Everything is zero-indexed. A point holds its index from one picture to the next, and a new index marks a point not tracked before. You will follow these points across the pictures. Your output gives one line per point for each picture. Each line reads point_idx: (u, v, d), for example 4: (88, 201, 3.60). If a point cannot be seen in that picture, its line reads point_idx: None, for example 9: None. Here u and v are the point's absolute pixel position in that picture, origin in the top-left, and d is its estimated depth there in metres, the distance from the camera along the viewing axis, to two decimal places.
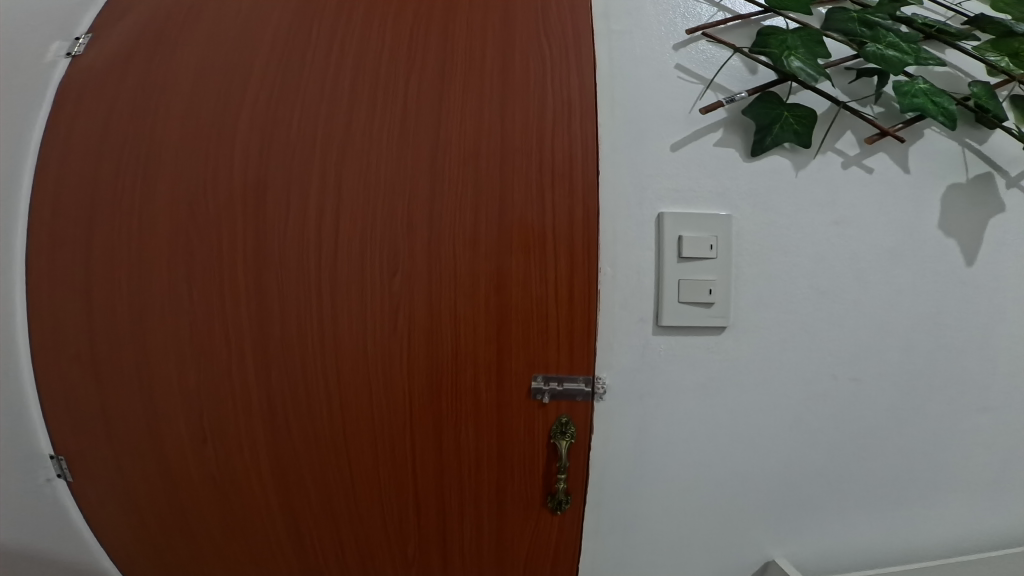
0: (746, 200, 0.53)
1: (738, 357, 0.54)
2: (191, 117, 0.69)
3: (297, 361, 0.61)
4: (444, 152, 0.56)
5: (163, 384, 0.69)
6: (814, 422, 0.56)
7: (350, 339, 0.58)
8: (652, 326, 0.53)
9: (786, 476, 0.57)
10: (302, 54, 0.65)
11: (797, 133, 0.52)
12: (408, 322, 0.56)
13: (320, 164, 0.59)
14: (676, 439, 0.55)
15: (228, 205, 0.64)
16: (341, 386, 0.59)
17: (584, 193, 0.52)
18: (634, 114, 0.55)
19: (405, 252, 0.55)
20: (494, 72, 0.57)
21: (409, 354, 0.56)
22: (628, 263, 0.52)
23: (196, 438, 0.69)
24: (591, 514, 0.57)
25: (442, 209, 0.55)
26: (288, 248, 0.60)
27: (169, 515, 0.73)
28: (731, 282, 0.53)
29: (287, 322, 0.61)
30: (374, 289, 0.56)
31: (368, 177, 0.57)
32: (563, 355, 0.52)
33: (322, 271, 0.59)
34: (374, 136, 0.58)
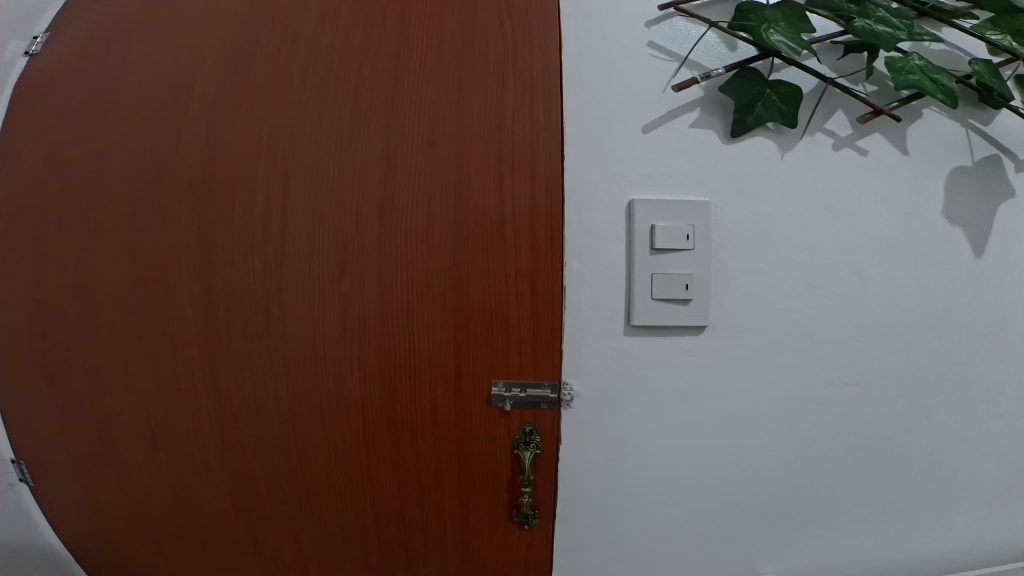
0: (727, 186, 0.48)
1: (720, 360, 0.49)
2: (130, 103, 0.63)
3: (242, 368, 0.56)
4: (396, 140, 0.51)
5: (94, 398, 0.63)
6: (806, 431, 0.51)
7: (299, 341, 0.53)
8: (623, 326, 0.48)
9: (777, 490, 0.51)
10: (250, 35, 0.60)
11: (782, 112, 0.47)
12: (359, 322, 0.51)
13: (267, 156, 0.55)
14: (653, 448, 0.50)
15: (170, 199, 0.59)
16: (289, 393, 0.54)
17: (547, 180, 0.48)
18: (603, 95, 0.50)
19: (354, 248, 0.51)
20: (452, 53, 0.53)
21: (360, 356, 0.51)
22: (596, 256, 0.48)
23: (132, 459, 0.62)
24: (563, 530, 0.52)
25: (394, 202, 0.50)
26: (234, 246, 0.55)
27: (115, 534, 0.67)
28: (711, 277, 0.48)
29: (232, 326, 0.56)
30: (322, 289, 0.52)
31: (317, 169, 0.53)
32: (525, 358, 0.48)
33: (269, 270, 0.54)
34: (325, 124, 0.54)
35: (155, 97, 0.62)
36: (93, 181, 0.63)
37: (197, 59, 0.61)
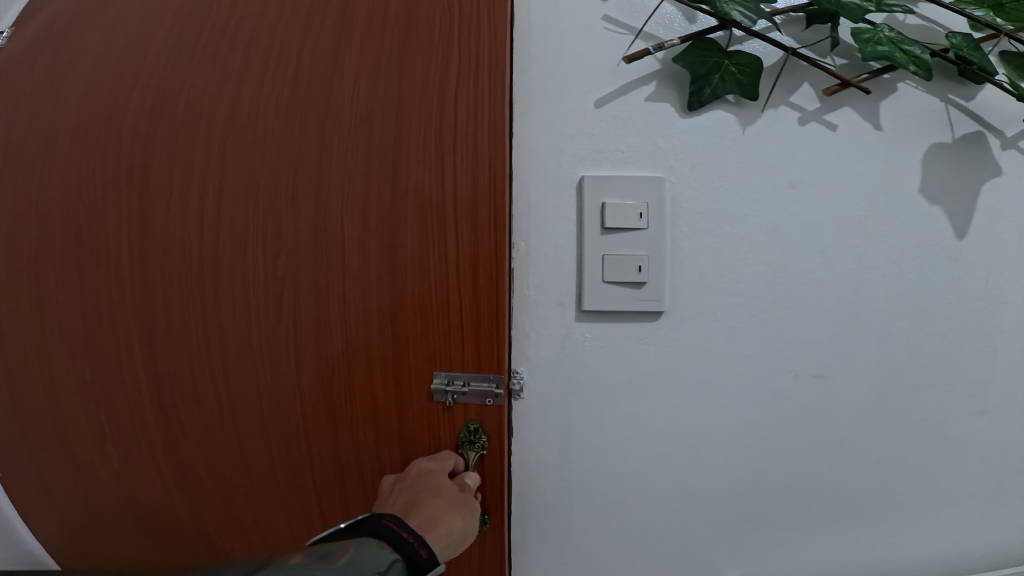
0: (681, 160, 0.47)
1: (678, 348, 0.46)
2: (62, 81, 0.60)
3: (181, 358, 0.54)
4: (334, 119, 0.49)
5: (32, 391, 0.60)
6: (772, 426, 0.48)
7: (235, 327, 0.51)
8: (574, 311, 0.45)
9: (741, 488, 0.48)
10: (190, 13, 0.57)
11: (740, 83, 0.45)
12: (294, 308, 0.49)
13: (206, 137, 0.53)
14: (607, 441, 0.47)
15: (109, 183, 0.56)
16: (227, 382, 0.52)
17: (490, 150, 0.45)
18: (554, 70, 0.48)
19: (288, 231, 0.49)
20: (393, 24, 0.50)
21: (296, 343, 0.49)
22: (545, 236, 0.45)
23: (72, 452, 0.60)
24: (516, 531, 0.48)
25: (331, 182, 0.48)
26: (173, 231, 0.53)
27: (46, 534, 0.63)
28: (667, 258, 0.45)
29: (171, 313, 0.54)
30: (255, 273, 0.50)
31: (253, 150, 0.51)
32: (465, 343, 0.45)
33: (205, 255, 0.52)
34: (261, 106, 0.52)
35: (94, 76, 0.59)
36: (26, 164, 0.59)
37: (137, 37, 0.59)
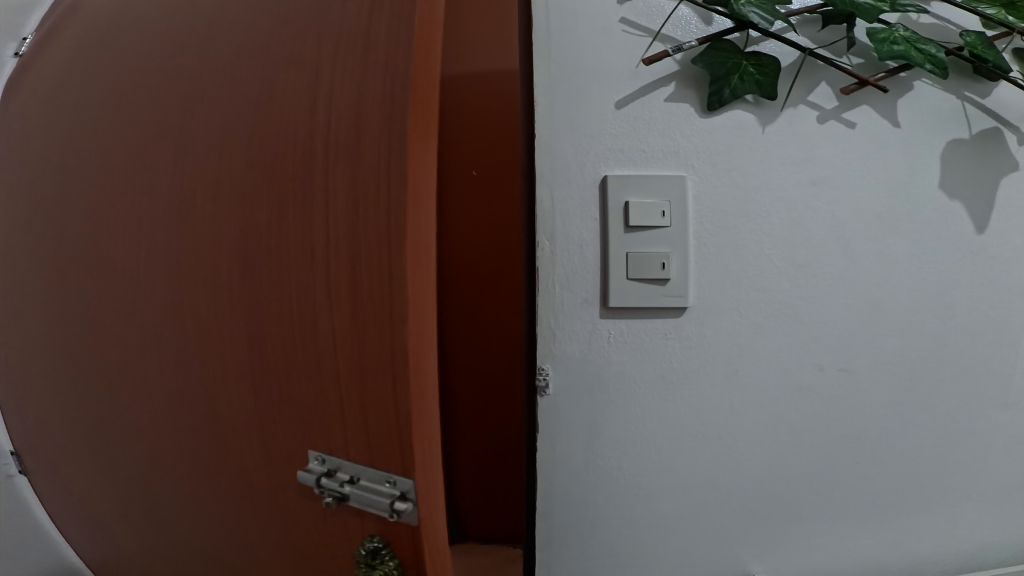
0: (703, 159, 0.47)
1: (703, 344, 0.46)
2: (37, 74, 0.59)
3: (104, 358, 0.51)
4: (238, 100, 0.39)
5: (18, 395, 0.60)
6: (796, 420, 0.48)
7: (123, 322, 0.48)
8: (598, 308, 0.46)
9: (765, 481, 0.49)
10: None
11: (759, 83, 0.47)
12: (164, 305, 0.44)
13: (125, 119, 0.47)
14: (630, 437, 0.47)
15: (57, 180, 0.52)
16: (123, 379, 0.50)
17: (369, 118, 0.33)
18: (571, 71, 0.49)
19: (187, 242, 0.42)
20: None
21: (166, 343, 0.45)
22: (568, 235, 0.46)
23: (66, 456, 0.60)
24: (542, 526, 0.49)
25: (200, 165, 0.41)
26: (81, 222, 0.50)
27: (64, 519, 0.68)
28: (690, 254, 0.46)
29: (95, 314, 0.50)
30: (132, 264, 0.46)
31: (138, 122, 0.46)
32: (339, 372, 0.35)
33: (127, 262, 0.47)
34: (153, 68, 0.46)
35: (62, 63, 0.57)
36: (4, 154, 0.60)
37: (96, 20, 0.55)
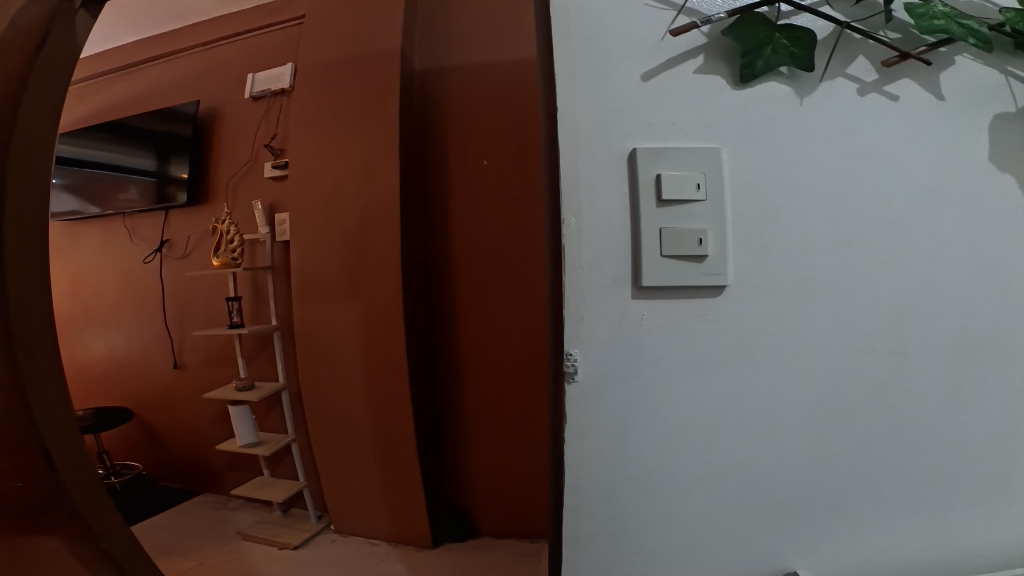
0: (737, 132, 0.45)
1: (743, 325, 0.44)
2: None
3: None
4: None
5: None
6: (836, 406, 0.46)
7: None
8: (630, 289, 0.43)
9: (805, 470, 0.46)
10: None
11: (794, 55, 0.45)
12: None
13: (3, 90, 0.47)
14: (662, 426, 0.45)
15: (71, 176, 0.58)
16: None
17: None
18: (591, 45, 0.47)
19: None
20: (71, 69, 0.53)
21: None
22: (595, 212, 0.43)
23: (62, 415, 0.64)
24: (568, 521, 0.46)
25: None
26: None
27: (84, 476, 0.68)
28: (728, 230, 0.43)
29: None
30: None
31: None
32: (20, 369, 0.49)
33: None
34: None
35: None
36: None
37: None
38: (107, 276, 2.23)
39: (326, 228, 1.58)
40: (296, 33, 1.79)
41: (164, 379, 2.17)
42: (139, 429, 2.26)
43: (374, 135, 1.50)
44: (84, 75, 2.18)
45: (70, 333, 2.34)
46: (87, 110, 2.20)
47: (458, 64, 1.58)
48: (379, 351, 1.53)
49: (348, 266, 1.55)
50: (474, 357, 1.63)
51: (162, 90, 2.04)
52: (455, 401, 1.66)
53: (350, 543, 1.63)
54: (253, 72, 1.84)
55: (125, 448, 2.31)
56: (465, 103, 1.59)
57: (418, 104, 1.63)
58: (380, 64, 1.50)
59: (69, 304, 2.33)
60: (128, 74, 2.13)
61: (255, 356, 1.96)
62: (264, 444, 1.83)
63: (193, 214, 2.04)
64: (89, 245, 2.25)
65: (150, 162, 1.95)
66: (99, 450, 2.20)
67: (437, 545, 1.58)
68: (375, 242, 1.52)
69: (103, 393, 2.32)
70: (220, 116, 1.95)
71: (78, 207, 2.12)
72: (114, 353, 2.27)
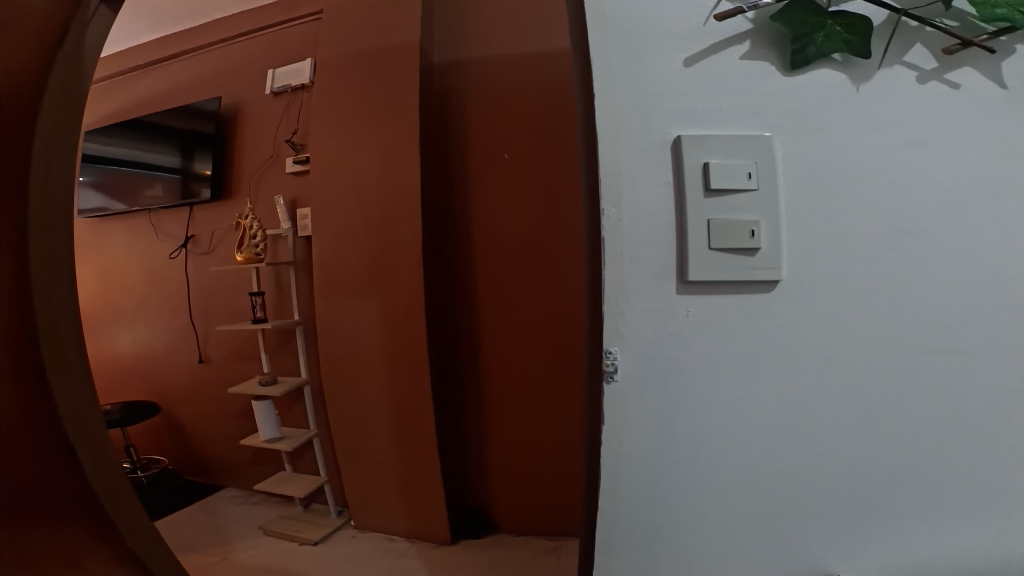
0: (788, 119, 0.42)
1: (796, 322, 0.42)
2: None
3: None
4: None
5: None
6: (892, 408, 0.43)
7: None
8: (674, 284, 0.41)
9: (857, 474, 0.44)
10: None
11: (848, 42, 0.42)
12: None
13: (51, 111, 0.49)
14: (706, 428, 0.43)
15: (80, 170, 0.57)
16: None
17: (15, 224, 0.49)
18: (631, 30, 0.44)
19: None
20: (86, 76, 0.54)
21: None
22: (637, 203, 0.41)
23: None
24: (603, 524, 0.44)
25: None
26: None
27: None
28: (781, 223, 0.41)
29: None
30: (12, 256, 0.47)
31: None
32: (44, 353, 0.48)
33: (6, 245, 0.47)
34: None
35: None
36: None
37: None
38: (133, 272, 2.29)
39: (346, 223, 1.59)
40: (314, 30, 1.80)
41: (188, 372, 2.22)
42: (164, 422, 2.31)
43: (394, 130, 1.51)
44: (108, 74, 2.22)
45: (97, 327, 2.41)
46: (111, 109, 2.25)
47: (476, 58, 1.57)
48: (399, 347, 1.53)
49: (368, 261, 1.56)
50: (491, 354, 1.63)
51: (184, 88, 2.07)
52: (472, 398, 1.66)
53: (369, 539, 1.64)
54: (272, 69, 1.86)
55: (151, 440, 2.37)
56: (484, 98, 1.57)
57: (437, 100, 1.62)
58: (398, 60, 1.50)
59: (96, 300, 2.39)
60: (151, 72, 2.16)
61: (277, 352, 1.98)
62: (286, 438, 1.86)
63: (215, 211, 2.07)
64: (116, 242, 2.31)
65: (175, 159, 1.99)
66: (126, 443, 2.26)
67: (455, 542, 1.58)
68: (395, 237, 1.52)
69: (128, 387, 2.38)
70: (239, 113, 1.97)
71: (104, 204, 2.16)
72: (139, 347, 2.32)
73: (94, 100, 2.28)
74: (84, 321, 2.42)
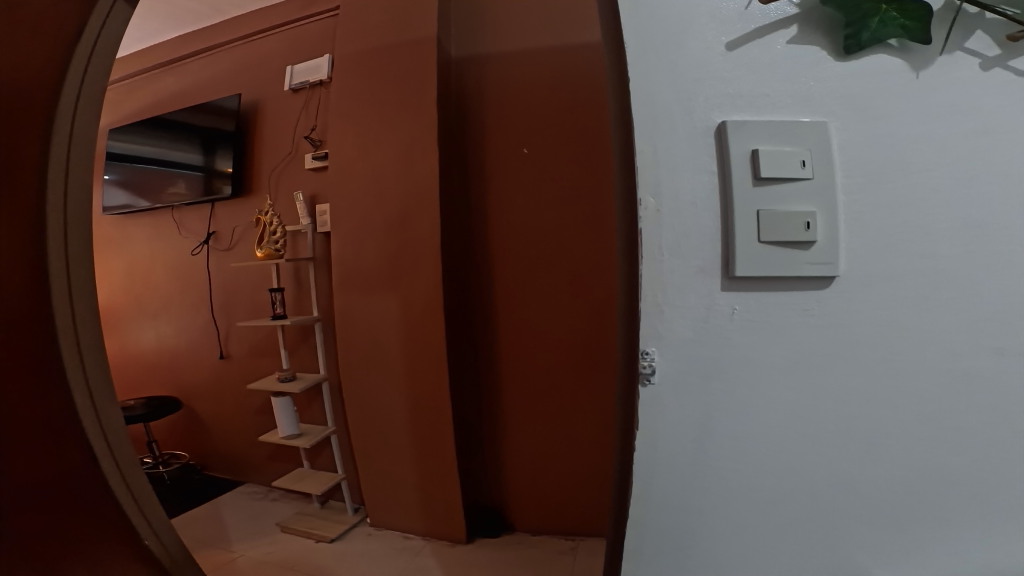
0: (843, 103, 0.39)
1: (851, 321, 0.39)
2: None
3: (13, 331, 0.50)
4: None
5: None
6: (948, 416, 0.40)
7: None
8: (719, 279, 0.38)
9: (911, 482, 0.41)
10: None
11: (906, 27, 0.39)
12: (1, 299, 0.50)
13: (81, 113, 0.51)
14: (750, 433, 0.40)
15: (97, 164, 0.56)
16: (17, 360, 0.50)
17: None
18: (667, 10, 0.41)
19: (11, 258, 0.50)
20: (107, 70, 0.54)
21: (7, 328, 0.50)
22: (677, 193, 0.38)
23: None
24: (631, 532, 0.42)
25: None
26: None
27: None
28: (839, 216, 0.38)
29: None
30: None
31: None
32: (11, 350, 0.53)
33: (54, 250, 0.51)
34: None
35: None
36: None
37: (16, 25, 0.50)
38: (156, 270, 2.34)
39: (363, 220, 1.59)
40: (331, 25, 1.81)
41: (209, 367, 2.27)
42: (185, 417, 2.37)
43: (412, 127, 1.50)
44: (133, 72, 2.27)
45: (122, 323, 2.48)
46: (136, 107, 2.30)
47: (495, 52, 1.56)
48: (418, 343, 1.53)
49: (386, 256, 1.56)
50: (507, 351, 1.62)
51: (205, 87, 2.11)
52: (488, 395, 1.65)
53: (386, 537, 1.65)
54: (289, 67, 1.87)
55: (172, 434, 2.43)
56: (501, 94, 1.56)
57: (453, 96, 1.61)
58: (416, 56, 1.49)
59: (121, 297, 2.46)
60: (173, 72, 2.21)
61: (297, 348, 2.01)
62: (305, 435, 1.88)
63: (236, 207, 2.10)
64: (140, 241, 2.37)
65: (197, 157, 2.03)
66: (149, 437, 2.32)
67: (471, 541, 1.57)
68: (413, 234, 1.52)
69: (151, 381, 2.45)
70: (259, 112, 2.00)
71: (130, 202, 2.23)
72: (162, 343, 2.38)
73: (119, 100, 2.34)
74: (110, 317, 2.49)
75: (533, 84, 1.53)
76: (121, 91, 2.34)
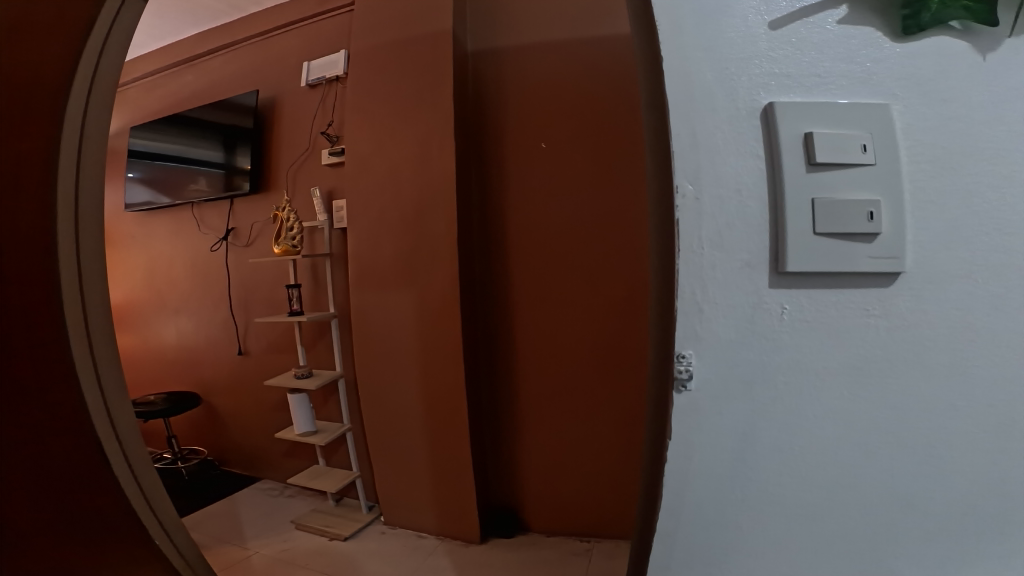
0: (906, 84, 0.36)
1: (914, 323, 0.35)
2: None
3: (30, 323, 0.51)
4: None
5: None
6: (1016, 434, 0.37)
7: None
8: (767, 274, 0.35)
9: (974, 500, 0.37)
10: None
11: (970, 8, 0.35)
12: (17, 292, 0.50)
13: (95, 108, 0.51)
14: (796, 443, 0.37)
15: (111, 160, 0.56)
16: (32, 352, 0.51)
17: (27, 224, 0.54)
18: None
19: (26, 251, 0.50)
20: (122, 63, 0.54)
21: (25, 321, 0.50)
22: (719, 181, 0.35)
23: None
24: (659, 548, 0.38)
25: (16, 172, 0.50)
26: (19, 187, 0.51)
27: None
28: (905, 206, 0.35)
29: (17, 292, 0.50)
30: None
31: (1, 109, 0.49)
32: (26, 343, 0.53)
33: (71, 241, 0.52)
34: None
35: None
36: None
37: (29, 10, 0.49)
38: (178, 268, 2.40)
39: (378, 217, 1.59)
40: (346, 22, 1.81)
41: (228, 362, 2.32)
42: (204, 410, 2.42)
43: (426, 123, 1.50)
44: (155, 70, 2.32)
45: (145, 319, 2.55)
46: (158, 105, 2.36)
47: (511, 47, 1.54)
48: (432, 341, 1.53)
49: (402, 253, 1.56)
50: (523, 349, 1.60)
51: (224, 86, 2.15)
52: (502, 394, 1.64)
53: (399, 536, 1.65)
54: (305, 64, 1.89)
55: (191, 429, 2.48)
56: (517, 89, 1.54)
57: (469, 92, 1.60)
58: (431, 51, 1.48)
59: (145, 294, 2.53)
60: (193, 69, 2.25)
61: (315, 344, 2.03)
62: (319, 433, 1.89)
63: (254, 206, 2.14)
64: (162, 239, 2.43)
65: (217, 155, 2.07)
66: (169, 432, 2.37)
67: (484, 541, 1.56)
68: (428, 231, 1.52)
69: (173, 376, 2.51)
70: (276, 110, 2.02)
71: (153, 199, 2.29)
72: (183, 338, 2.45)
73: (143, 98, 2.41)
74: (134, 313, 2.57)
75: (550, 79, 1.50)
76: (144, 89, 2.41)
